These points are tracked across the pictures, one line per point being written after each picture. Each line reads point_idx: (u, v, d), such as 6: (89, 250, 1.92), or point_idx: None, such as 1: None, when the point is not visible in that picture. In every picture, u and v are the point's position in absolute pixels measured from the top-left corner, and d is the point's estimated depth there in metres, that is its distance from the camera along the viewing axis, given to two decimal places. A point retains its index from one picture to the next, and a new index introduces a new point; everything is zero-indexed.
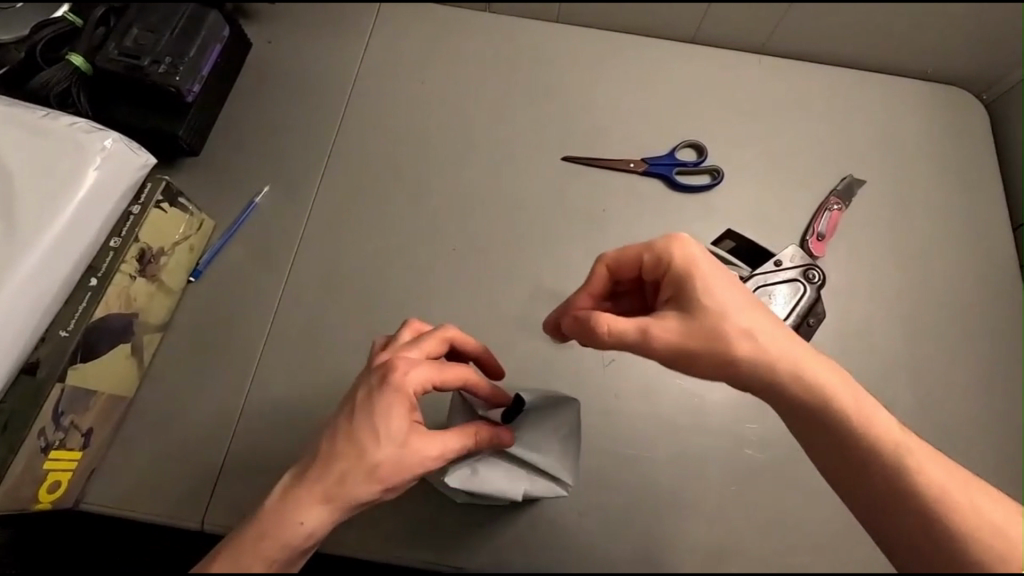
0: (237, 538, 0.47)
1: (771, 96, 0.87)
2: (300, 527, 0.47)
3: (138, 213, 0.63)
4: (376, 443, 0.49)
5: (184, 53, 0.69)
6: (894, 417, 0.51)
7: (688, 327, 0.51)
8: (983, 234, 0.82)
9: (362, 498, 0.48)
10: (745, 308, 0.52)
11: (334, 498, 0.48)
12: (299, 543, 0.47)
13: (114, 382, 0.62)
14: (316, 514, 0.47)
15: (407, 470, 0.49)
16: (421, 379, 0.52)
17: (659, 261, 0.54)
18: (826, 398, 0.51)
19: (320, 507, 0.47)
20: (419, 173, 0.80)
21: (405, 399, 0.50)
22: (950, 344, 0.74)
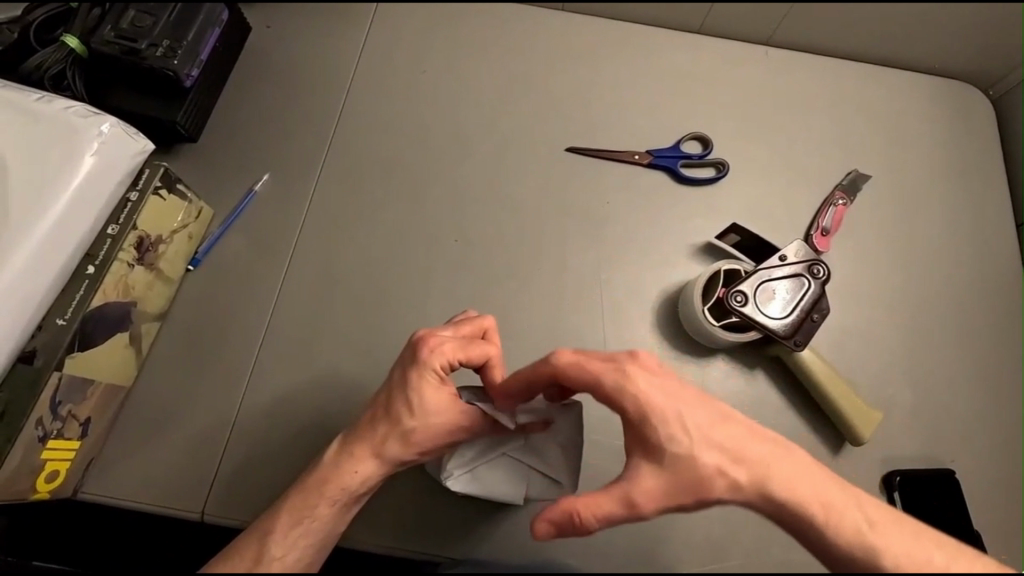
0: (303, 483, 0.52)
1: (777, 89, 0.86)
2: (356, 475, 0.51)
3: (135, 199, 0.61)
4: (413, 410, 0.52)
5: (182, 37, 0.67)
6: (873, 507, 0.43)
7: (666, 487, 0.44)
8: (987, 232, 0.81)
9: (404, 457, 0.52)
10: (719, 430, 0.44)
11: (382, 453, 0.52)
12: (355, 489, 0.51)
13: (111, 371, 0.61)
14: (367, 466, 0.51)
15: (441, 438, 0.53)
16: (448, 355, 0.53)
17: (598, 371, 0.48)
18: (785, 500, 0.42)
19: (371, 460, 0.51)
20: (420, 163, 0.79)
21: (436, 373, 0.53)
22: (953, 342, 0.74)
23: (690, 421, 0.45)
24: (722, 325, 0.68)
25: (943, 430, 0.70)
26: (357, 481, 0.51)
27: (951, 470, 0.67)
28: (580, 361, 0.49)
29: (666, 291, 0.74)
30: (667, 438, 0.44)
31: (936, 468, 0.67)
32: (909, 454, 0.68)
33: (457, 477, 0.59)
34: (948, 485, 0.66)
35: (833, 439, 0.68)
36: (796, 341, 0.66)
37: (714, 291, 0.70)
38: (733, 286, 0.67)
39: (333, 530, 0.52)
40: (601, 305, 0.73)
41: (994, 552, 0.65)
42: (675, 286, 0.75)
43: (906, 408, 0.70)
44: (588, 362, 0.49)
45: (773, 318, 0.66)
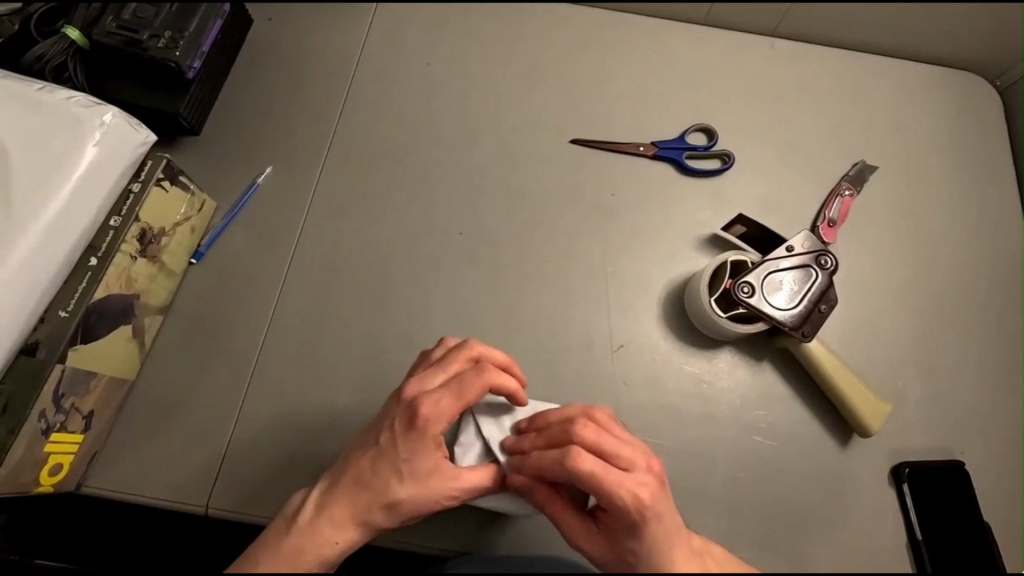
0: (276, 544, 0.50)
1: (783, 80, 0.86)
2: (335, 546, 0.50)
3: (138, 190, 0.61)
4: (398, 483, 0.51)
5: (184, 27, 0.67)
6: None
7: (601, 549, 0.52)
8: (995, 223, 0.81)
9: (388, 526, 0.52)
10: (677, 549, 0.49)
11: (367, 522, 0.51)
12: (333, 559, 0.50)
13: (114, 364, 0.60)
14: (349, 534, 0.50)
15: (425, 506, 0.51)
16: (440, 417, 0.52)
17: (613, 502, 0.49)
18: None
19: (354, 527, 0.51)
20: (424, 156, 0.79)
21: (431, 437, 0.52)
22: (962, 333, 0.74)
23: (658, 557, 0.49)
24: (728, 317, 0.68)
25: (952, 422, 0.69)
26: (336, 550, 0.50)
27: (961, 462, 0.66)
28: (599, 477, 0.49)
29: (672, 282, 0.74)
30: (631, 551, 0.50)
31: (946, 459, 0.66)
32: (917, 446, 0.67)
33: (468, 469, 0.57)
34: (958, 477, 0.65)
35: (842, 430, 0.67)
36: (804, 332, 0.66)
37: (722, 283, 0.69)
38: (741, 278, 0.66)
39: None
40: (607, 298, 0.73)
41: (1005, 543, 0.65)
42: (681, 278, 0.74)
43: (914, 399, 0.70)
44: (612, 494, 0.48)
45: (780, 309, 0.66)
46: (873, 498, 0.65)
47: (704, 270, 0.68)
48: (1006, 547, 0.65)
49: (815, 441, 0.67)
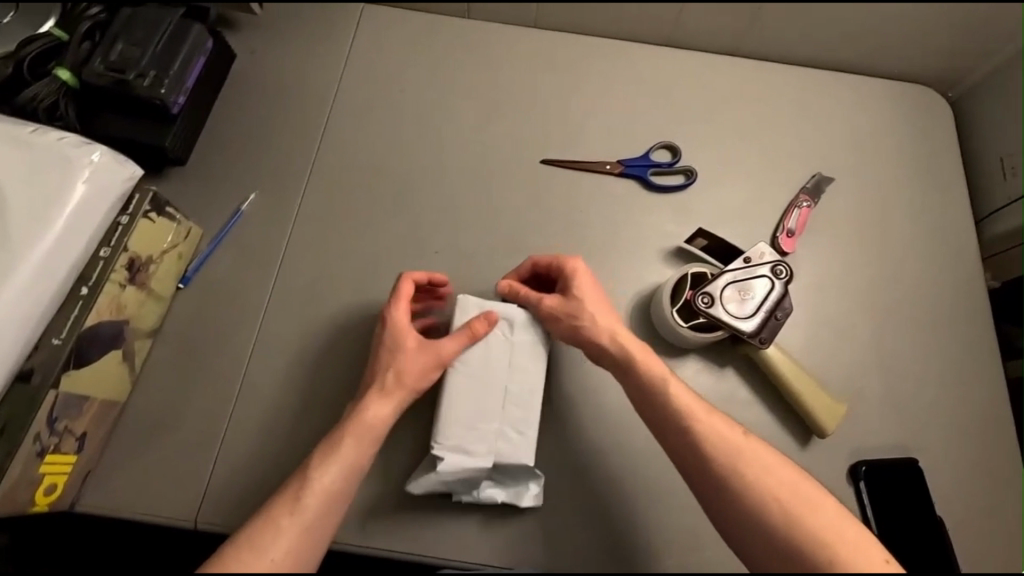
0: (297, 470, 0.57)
1: (744, 97, 0.90)
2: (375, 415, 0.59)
3: (126, 222, 0.64)
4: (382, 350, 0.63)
5: (168, 66, 0.70)
6: (731, 426, 0.59)
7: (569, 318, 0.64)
8: (948, 228, 0.84)
9: (399, 396, 0.60)
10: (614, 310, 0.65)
11: (379, 398, 0.60)
12: (377, 425, 0.59)
13: (108, 388, 0.63)
14: (382, 404, 0.60)
15: (430, 366, 0.62)
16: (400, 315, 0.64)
17: (580, 278, 0.66)
18: (663, 390, 0.60)
19: (382, 398, 0.60)
20: (401, 178, 0.82)
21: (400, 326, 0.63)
22: (917, 335, 0.77)
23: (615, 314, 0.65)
24: (689, 326, 0.72)
25: (908, 420, 0.73)
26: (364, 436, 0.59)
27: (915, 459, 0.70)
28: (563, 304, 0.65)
29: (640, 293, 0.77)
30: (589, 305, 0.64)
31: (901, 457, 0.70)
32: (874, 445, 0.71)
33: (443, 448, 0.62)
34: (912, 473, 0.69)
35: (803, 432, 0.70)
36: (762, 339, 0.69)
37: (683, 295, 0.73)
38: (699, 289, 0.69)
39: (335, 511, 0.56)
40: None
41: (958, 535, 0.68)
42: (648, 289, 0.78)
43: (872, 399, 0.73)
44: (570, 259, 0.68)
45: (738, 317, 0.69)
46: (833, 496, 0.68)
47: (666, 283, 0.73)
48: (960, 539, 0.68)
49: (778, 443, 0.70)
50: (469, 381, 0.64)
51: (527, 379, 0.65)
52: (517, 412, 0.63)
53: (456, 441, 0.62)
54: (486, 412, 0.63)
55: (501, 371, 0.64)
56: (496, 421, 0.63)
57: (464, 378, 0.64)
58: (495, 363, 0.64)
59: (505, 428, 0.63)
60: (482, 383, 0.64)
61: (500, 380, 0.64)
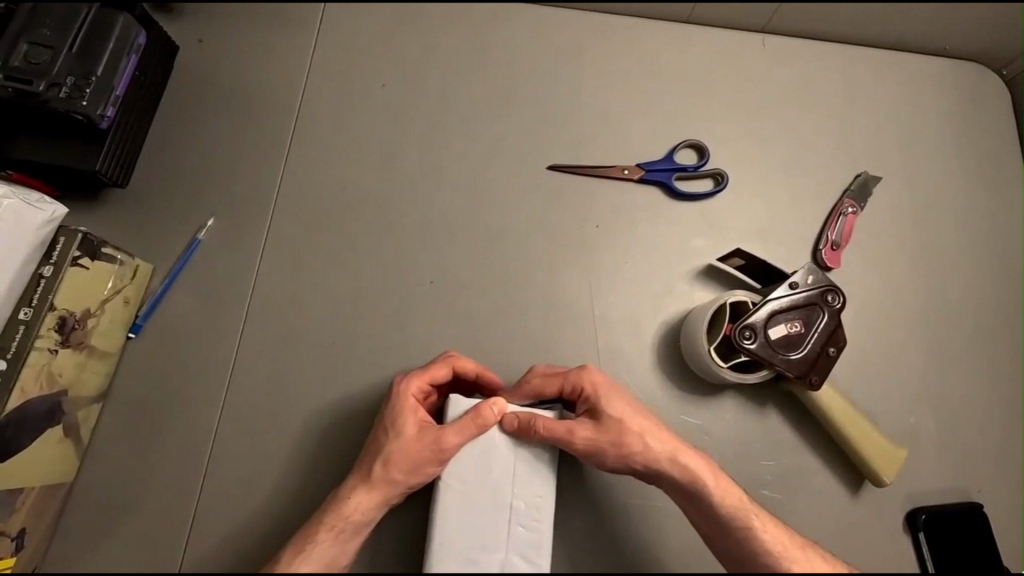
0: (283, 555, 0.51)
1: (777, 83, 0.78)
2: (347, 504, 0.53)
3: (50, 275, 0.53)
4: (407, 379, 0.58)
5: (90, 71, 0.57)
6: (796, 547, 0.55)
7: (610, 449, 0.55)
8: (1006, 233, 0.75)
9: (423, 431, 0.54)
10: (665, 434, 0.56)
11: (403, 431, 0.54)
12: (351, 519, 0.52)
13: (47, 471, 0.54)
14: (359, 495, 0.53)
15: (416, 456, 0.53)
16: (416, 384, 0.57)
17: (613, 401, 0.56)
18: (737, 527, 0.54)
19: (360, 486, 0.53)
20: (386, 194, 0.70)
21: (410, 399, 0.56)
22: (976, 357, 0.69)
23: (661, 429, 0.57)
24: (729, 365, 0.62)
25: (967, 456, 0.65)
26: (374, 472, 0.53)
27: (978, 503, 0.63)
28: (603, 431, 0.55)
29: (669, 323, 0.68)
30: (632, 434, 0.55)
31: (963, 502, 0.63)
32: (931, 486, 0.64)
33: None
34: (977, 522, 0.61)
35: (853, 478, 0.63)
36: (812, 380, 0.61)
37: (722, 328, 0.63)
38: (743, 323, 0.60)
39: (339, 559, 0.52)
40: (596, 343, 0.67)
41: None
42: (676, 317, 0.68)
43: (928, 435, 0.65)
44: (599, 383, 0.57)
45: (785, 355, 0.60)
46: (888, 550, 0.61)
47: (701, 314, 0.63)
48: None
49: (825, 492, 0.63)
50: (465, 497, 0.54)
51: (536, 492, 0.54)
52: (526, 535, 0.53)
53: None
54: (488, 536, 0.53)
55: (501, 486, 0.54)
56: (501, 548, 0.53)
57: (457, 499, 0.53)
58: (499, 488, 0.54)
59: (511, 556, 0.53)
60: (478, 504, 0.53)
61: (502, 500, 0.54)
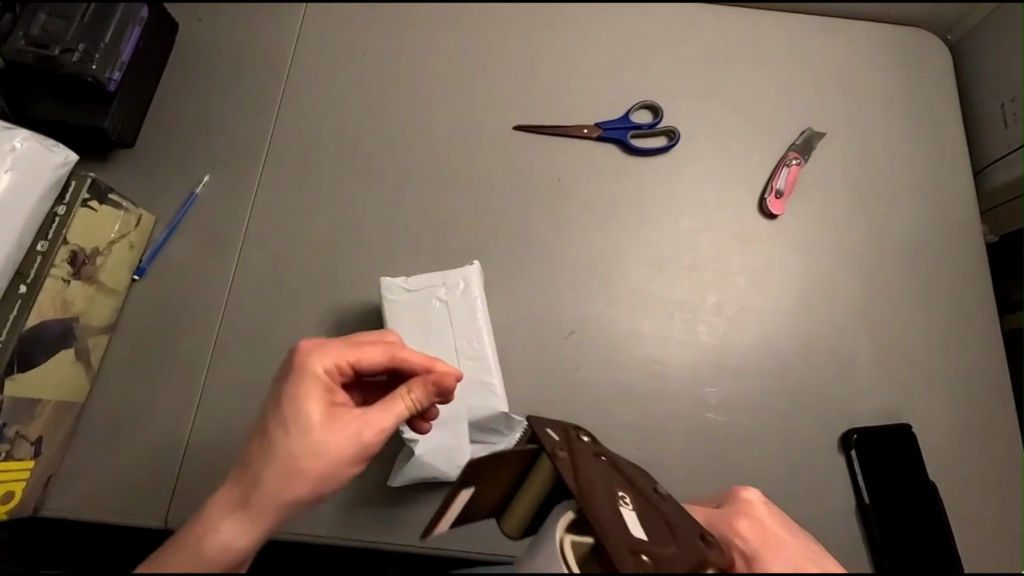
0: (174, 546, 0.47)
1: (730, 48, 0.84)
2: (217, 535, 0.46)
3: (63, 213, 0.61)
4: (320, 353, 0.52)
5: (98, 38, 0.65)
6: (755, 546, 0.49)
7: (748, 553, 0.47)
8: (946, 184, 0.80)
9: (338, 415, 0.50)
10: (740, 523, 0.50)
11: (311, 361, 0.51)
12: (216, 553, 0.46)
13: (60, 389, 0.61)
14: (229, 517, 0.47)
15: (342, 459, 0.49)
16: (329, 363, 0.52)
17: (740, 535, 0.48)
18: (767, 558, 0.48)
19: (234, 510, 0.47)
20: (364, 152, 0.77)
21: (319, 380, 0.51)
22: (911, 298, 0.74)
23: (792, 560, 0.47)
24: None
25: (900, 386, 0.71)
26: (259, 449, 0.48)
27: (909, 425, 0.68)
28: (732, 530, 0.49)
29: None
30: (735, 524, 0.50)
31: (895, 424, 0.68)
32: (866, 412, 0.69)
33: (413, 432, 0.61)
34: (908, 439, 0.67)
35: (789, 401, 0.69)
36: (587, 440, 0.44)
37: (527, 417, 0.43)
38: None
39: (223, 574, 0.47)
40: (557, 284, 0.73)
41: (953, 501, 0.67)
42: (631, 262, 0.74)
43: (863, 365, 0.71)
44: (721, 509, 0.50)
45: None
46: (824, 467, 0.66)
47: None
48: (955, 504, 0.67)
49: (765, 413, 0.69)
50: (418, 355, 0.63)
51: (476, 335, 0.64)
52: (472, 362, 0.64)
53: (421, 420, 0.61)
54: None
55: (445, 336, 0.64)
56: None
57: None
58: (443, 334, 0.64)
59: (467, 384, 0.63)
60: (428, 355, 0.63)
61: (446, 344, 0.64)
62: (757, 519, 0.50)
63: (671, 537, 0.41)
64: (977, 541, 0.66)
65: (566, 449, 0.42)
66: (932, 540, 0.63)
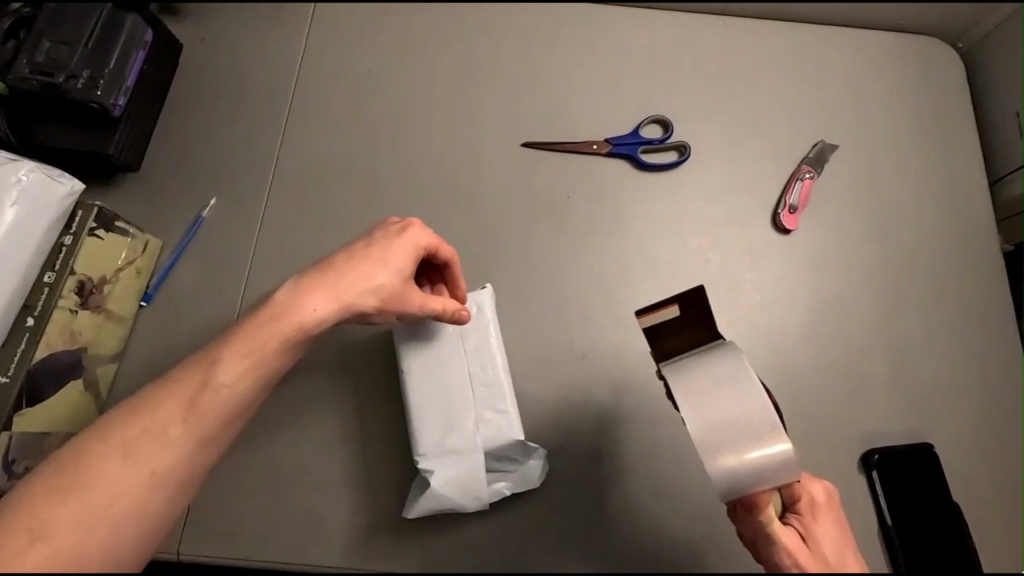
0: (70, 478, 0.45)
1: (739, 60, 0.83)
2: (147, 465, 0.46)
3: (70, 243, 0.60)
4: (387, 262, 0.56)
5: (103, 63, 0.64)
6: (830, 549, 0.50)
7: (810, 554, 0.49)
8: (961, 196, 0.79)
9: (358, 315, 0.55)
10: (821, 529, 0.51)
11: (367, 266, 0.56)
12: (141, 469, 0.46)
13: (70, 421, 0.60)
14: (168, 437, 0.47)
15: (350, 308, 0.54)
16: (370, 292, 0.55)
17: (816, 532, 0.51)
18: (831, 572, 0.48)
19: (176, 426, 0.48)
20: (371, 172, 0.76)
21: (349, 298, 0.54)
22: (928, 313, 0.73)
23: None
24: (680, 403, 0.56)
25: (919, 403, 0.70)
26: (282, 301, 0.53)
27: (929, 444, 0.67)
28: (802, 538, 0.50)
29: (725, 371, 0.48)
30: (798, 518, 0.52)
31: (915, 443, 0.67)
32: (884, 431, 0.68)
33: (428, 462, 0.60)
34: (930, 458, 0.66)
35: (807, 421, 0.68)
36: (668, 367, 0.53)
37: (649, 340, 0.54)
38: (744, 359, 0.48)
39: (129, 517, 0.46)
40: (568, 304, 0.72)
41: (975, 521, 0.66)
42: (643, 280, 0.73)
43: (880, 383, 0.70)
44: (798, 502, 0.53)
45: None
46: (844, 489, 0.65)
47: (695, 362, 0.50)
48: (976, 524, 0.66)
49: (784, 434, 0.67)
50: (433, 381, 0.62)
51: (488, 362, 0.63)
52: (486, 389, 0.63)
53: (435, 448, 0.60)
54: (458, 406, 0.61)
55: (457, 363, 0.63)
56: (470, 407, 0.61)
57: (422, 381, 0.62)
58: (457, 360, 0.63)
59: (481, 412, 0.62)
60: (441, 381, 0.62)
61: (459, 371, 0.63)
62: (815, 540, 0.50)
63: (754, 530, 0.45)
64: (1001, 563, 0.65)
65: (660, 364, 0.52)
66: (957, 563, 0.62)
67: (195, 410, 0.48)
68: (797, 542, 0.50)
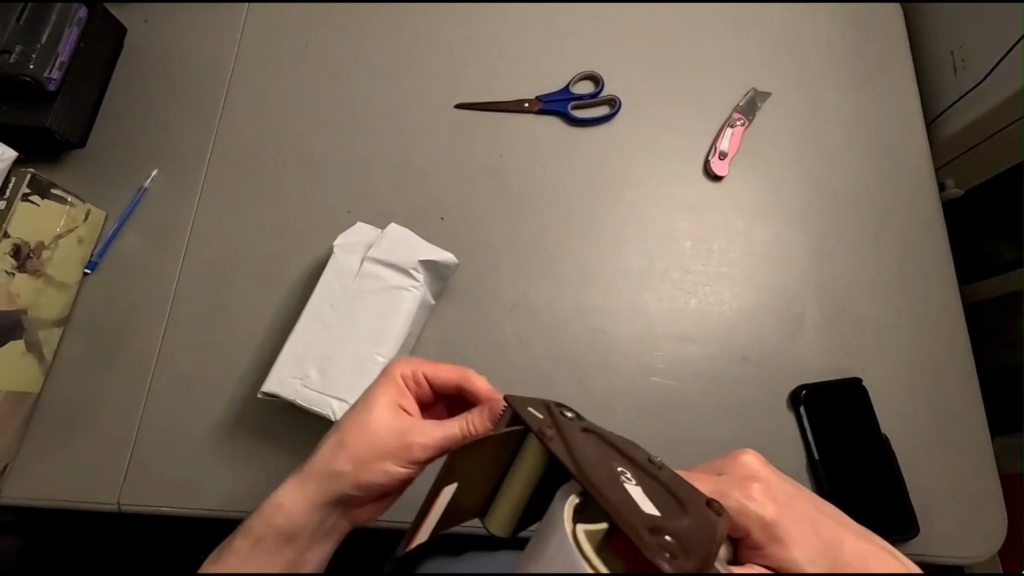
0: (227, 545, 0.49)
1: (671, 16, 0.84)
2: (280, 505, 0.49)
3: (5, 209, 0.62)
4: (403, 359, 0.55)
5: (35, 41, 0.68)
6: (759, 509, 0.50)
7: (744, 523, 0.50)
8: (899, 137, 0.78)
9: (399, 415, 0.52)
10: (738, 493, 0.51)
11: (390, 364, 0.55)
12: (281, 526, 0.48)
13: (12, 379, 0.63)
14: (290, 497, 0.49)
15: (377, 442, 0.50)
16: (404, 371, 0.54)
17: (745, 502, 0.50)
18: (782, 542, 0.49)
19: (286, 503, 0.49)
20: (307, 139, 0.78)
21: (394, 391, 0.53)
22: (861, 253, 0.73)
23: (840, 551, 0.48)
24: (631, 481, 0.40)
25: (851, 341, 0.70)
26: (371, 423, 0.51)
27: (858, 378, 0.67)
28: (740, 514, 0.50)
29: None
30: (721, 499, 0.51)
31: (844, 379, 0.67)
32: (815, 368, 0.68)
33: (277, 384, 0.60)
34: (859, 394, 0.66)
35: (737, 363, 0.68)
36: (569, 413, 0.43)
37: (507, 399, 0.43)
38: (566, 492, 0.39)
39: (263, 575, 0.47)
40: (499, 256, 0.72)
41: (910, 456, 0.65)
42: (575, 232, 0.74)
43: (813, 322, 0.70)
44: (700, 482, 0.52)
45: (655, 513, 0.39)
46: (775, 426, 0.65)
47: (519, 487, 0.43)
48: (912, 456, 0.65)
49: (716, 376, 0.68)
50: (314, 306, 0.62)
51: (395, 305, 0.62)
52: (347, 309, 0.61)
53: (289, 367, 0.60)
54: (321, 327, 0.61)
55: (325, 292, 0.63)
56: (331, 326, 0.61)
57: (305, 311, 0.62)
58: (332, 288, 0.63)
59: (338, 334, 0.61)
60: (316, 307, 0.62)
61: (328, 294, 0.63)
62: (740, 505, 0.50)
63: (680, 509, 0.41)
64: (937, 495, 0.64)
65: (553, 428, 0.41)
66: (884, 502, 0.61)
67: (320, 503, 0.49)
68: (756, 522, 0.50)
